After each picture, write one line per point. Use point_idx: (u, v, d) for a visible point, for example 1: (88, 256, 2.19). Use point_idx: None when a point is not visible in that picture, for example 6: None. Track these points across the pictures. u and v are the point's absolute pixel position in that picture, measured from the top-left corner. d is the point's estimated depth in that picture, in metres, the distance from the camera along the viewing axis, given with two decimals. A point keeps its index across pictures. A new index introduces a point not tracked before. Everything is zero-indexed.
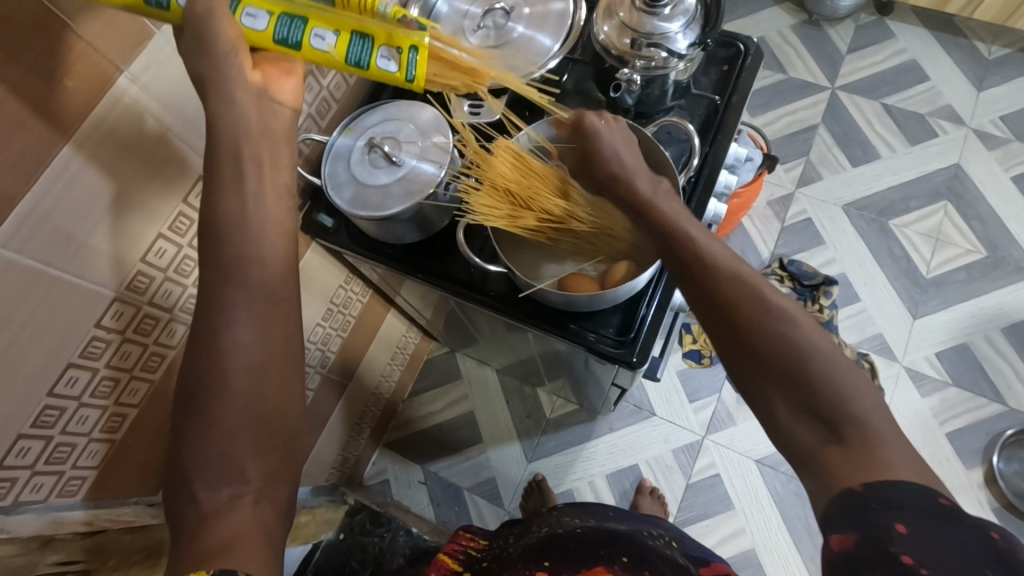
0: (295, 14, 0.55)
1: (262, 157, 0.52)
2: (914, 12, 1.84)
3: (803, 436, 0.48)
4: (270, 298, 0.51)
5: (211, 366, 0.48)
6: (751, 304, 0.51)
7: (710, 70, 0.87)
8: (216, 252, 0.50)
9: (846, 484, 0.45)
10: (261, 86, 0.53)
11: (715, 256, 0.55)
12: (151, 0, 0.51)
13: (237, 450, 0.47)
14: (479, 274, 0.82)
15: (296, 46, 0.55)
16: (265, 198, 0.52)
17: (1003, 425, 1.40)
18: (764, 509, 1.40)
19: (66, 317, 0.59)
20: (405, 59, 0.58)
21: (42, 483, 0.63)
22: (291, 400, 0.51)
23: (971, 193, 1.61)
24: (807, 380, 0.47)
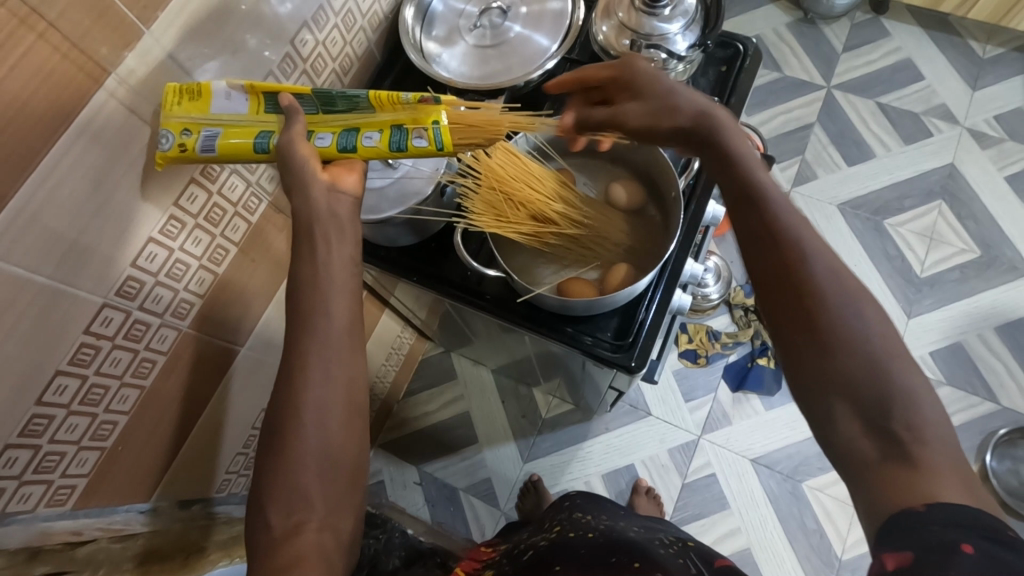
0: (349, 125, 0.62)
1: (330, 237, 0.57)
2: (909, 11, 1.84)
3: (854, 442, 0.47)
4: (335, 344, 0.55)
5: (287, 401, 0.53)
6: (830, 297, 0.50)
7: (709, 71, 0.86)
8: (291, 303, 0.56)
9: (904, 503, 0.43)
10: (331, 183, 0.59)
11: (802, 242, 0.53)
12: (257, 147, 0.61)
13: (304, 480, 0.52)
14: (476, 278, 0.81)
15: (354, 150, 0.62)
16: (333, 254, 0.56)
17: (996, 423, 1.41)
18: (759, 507, 1.41)
19: (53, 322, 0.58)
20: (433, 133, 0.61)
21: (30, 492, 0.62)
22: (353, 434, 0.55)
23: (965, 192, 1.62)
24: (869, 388, 0.47)
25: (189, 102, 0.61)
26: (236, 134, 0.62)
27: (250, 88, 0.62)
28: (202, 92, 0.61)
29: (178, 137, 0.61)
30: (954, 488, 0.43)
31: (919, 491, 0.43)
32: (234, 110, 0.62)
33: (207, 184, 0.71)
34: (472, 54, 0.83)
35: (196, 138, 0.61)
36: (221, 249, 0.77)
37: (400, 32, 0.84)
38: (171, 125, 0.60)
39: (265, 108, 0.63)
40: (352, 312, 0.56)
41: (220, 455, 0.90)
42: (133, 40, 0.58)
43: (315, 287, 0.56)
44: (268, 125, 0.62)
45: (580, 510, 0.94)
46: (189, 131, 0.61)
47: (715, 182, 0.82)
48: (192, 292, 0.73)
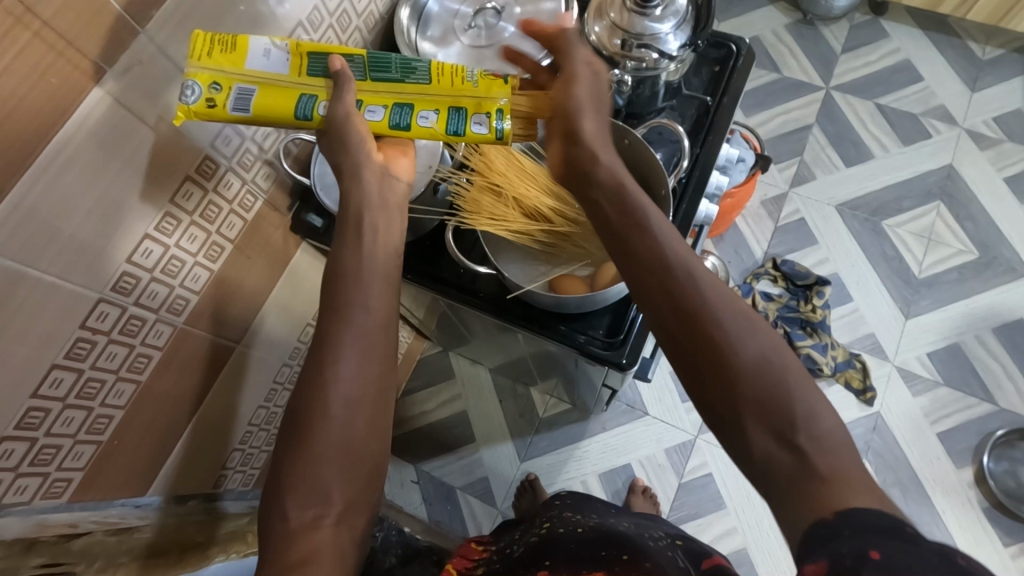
0: (404, 102, 0.65)
1: (377, 225, 0.61)
2: (908, 12, 1.84)
3: (770, 458, 0.45)
4: (371, 340, 0.56)
5: (314, 392, 0.53)
6: (722, 316, 0.49)
7: (702, 70, 0.87)
8: (334, 296, 0.57)
9: (820, 512, 0.41)
10: (383, 167, 0.64)
11: (687, 265, 0.52)
12: (300, 112, 0.63)
13: (324, 475, 0.51)
14: (469, 276, 0.82)
15: (407, 128, 0.65)
16: (376, 245, 0.60)
17: (993, 424, 1.41)
18: (755, 507, 1.41)
19: (50, 316, 0.58)
20: (494, 121, 0.66)
21: (26, 485, 0.62)
22: (376, 431, 0.55)
23: (963, 193, 1.62)
24: (776, 403, 0.45)
25: (224, 57, 0.62)
26: (272, 93, 0.63)
27: (293, 50, 0.64)
28: (241, 53, 0.62)
29: (205, 91, 0.60)
30: (862, 493, 0.41)
31: (827, 503, 0.41)
32: (273, 70, 0.63)
33: (202, 181, 0.73)
34: (467, 54, 0.83)
35: (227, 97, 0.61)
36: (217, 246, 0.77)
37: (396, 32, 0.84)
38: (198, 77, 0.60)
39: (308, 70, 0.64)
40: (388, 309, 0.58)
41: (216, 452, 0.90)
42: (129, 40, 0.58)
43: (356, 277, 0.58)
44: (310, 88, 0.64)
45: (570, 509, 0.94)
46: (219, 86, 0.61)
47: (708, 181, 0.82)
48: (188, 289, 0.74)
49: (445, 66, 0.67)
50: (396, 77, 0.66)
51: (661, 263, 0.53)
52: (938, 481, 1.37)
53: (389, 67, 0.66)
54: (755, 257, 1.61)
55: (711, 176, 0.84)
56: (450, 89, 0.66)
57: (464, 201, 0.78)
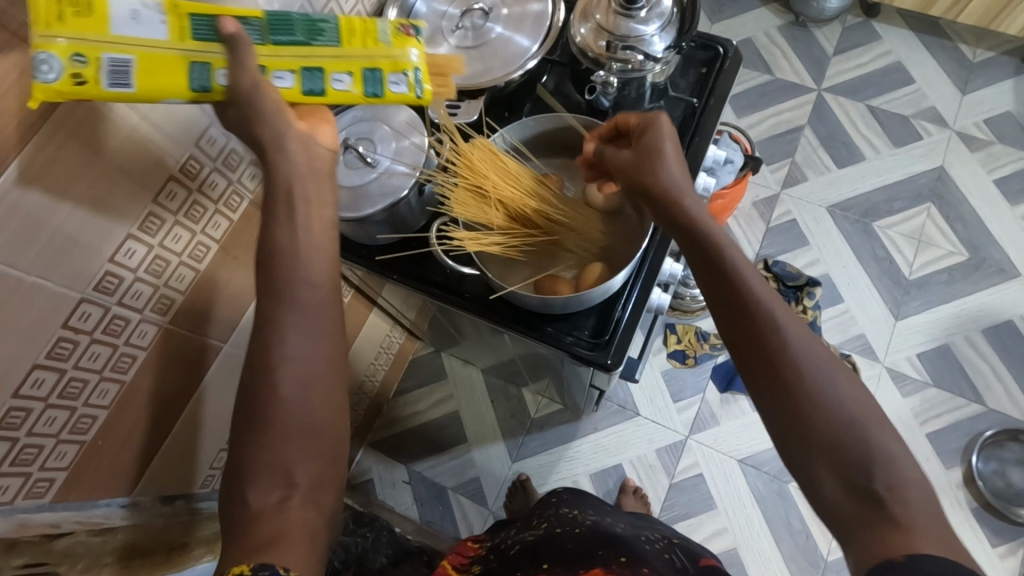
0: (312, 65, 0.61)
1: (308, 198, 0.57)
2: (899, 15, 1.84)
3: (839, 502, 0.48)
4: (318, 315, 0.54)
5: (264, 372, 0.52)
6: (804, 367, 0.51)
7: (689, 72, 0.87)
8: (271, 272, 0.54)
9: (890, 553, 0.44)
10: (306, 134, 0.58)
11: (773, 315, 0.53)
12: (195, 83, 0.55)
13: (286, 454, 0.50)
14: (455, 276, 0.82)
15: (322, 94, 0.61)
16: (311, 218, 0.56)
17: (982, 425, 1.42)
18: (746, 508, 1.41)
19: (31, 315, 0.58)
20: (413, 80, 0.65)
21: (8, 485, 0.62)
22: (339, 410, 0.54)
23: (954, 195, 1.63)
24: (854, 452, 0.48)
25: (81, 21, 0.51)
26: (153, 62, 0.54)
27: (170, 10, 0.56)
28: (102, 15, 0.52)
29: (67, 65, 0.50)
30: (930, 539, 0.45)
31: (897, 544, 0.45)
32: (149, 35, 0.54)
33: (186, 181, 0.72)
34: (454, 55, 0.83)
35: (98, 70, 0.52)
36: (202, 246, 0.77)
37: None
38: (54, 48, 0.50)
39: (193, 34, 0.56)
40: (332, 280, 0.56)
41: (203, 451, 0.90)
42: None
43: (294, 252, 0.55)
44: (200, 54, 0.56)
45: (567, 506, 0.93)
46: (84, 57, 0.51)
47: (694, 182, 0.83)
48: (173, 288, 0.74)
49: (353, 23, 0.64)
50: (301, 39, 0.61)
51: (749, 313, 0.54)
52: (927, 482, 1.38)
53: (292, 28, 0.61)
54: (747, 258, 1.61)
55: (698, 177, 0.85)
56: (362, 48, 0.63)
57: (451, 207, 0.76)
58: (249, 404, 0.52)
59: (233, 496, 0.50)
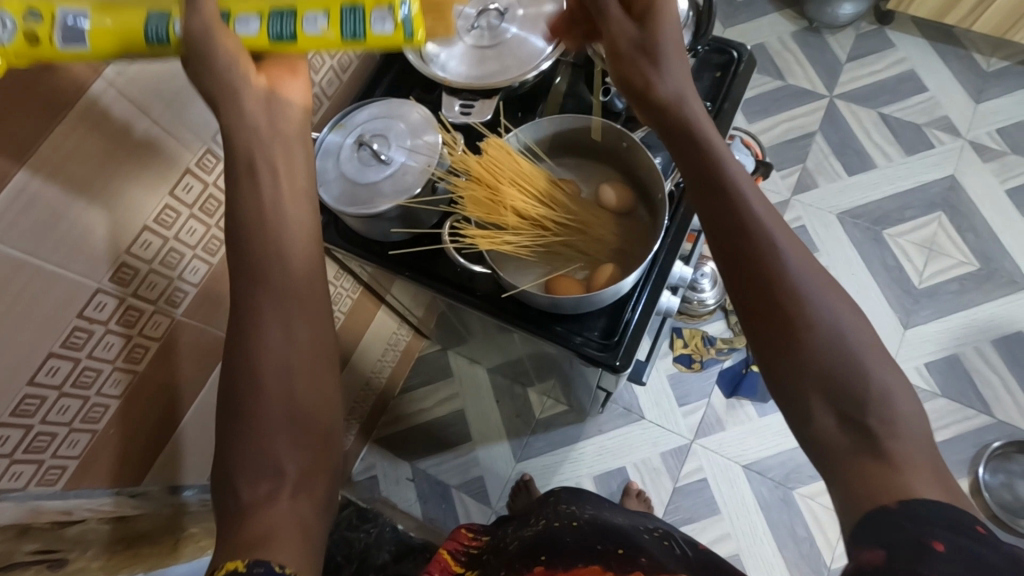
0: (285, 8, 0.54)
1: (276, 166, 0.55)
2: (914, 22, 1.84)
3: (829, 434, 0.48)
4: (293, 300, 0.53)
5: (245, 362, 0.51)
6: (803, 293, 0.50)
7: (703, 76, 0.87)
8: (244, 257, 0.53)
9: (880, 500, 0.44)
10: (268, 88, 0.56)
11: (773, 242, 0.52)
12: (148, 32, 0.52)
13: (276, 447, 0.50)
14: (466, 274, 0.83)
15: (291, 39, 0.54)
16: (281, 189, 0.55)
17: (991, 436, 1.41)
18: (750, 514, 1.41)
19: (50, 304, 0.59)
20: (399, 15, 0.54)
21: (21, 472, 0.63)
22: (325, 397, 0.54)
23: (965, 204, 1.62)
24: (841, 383, 0.47)
25: None
26: (110, 17, 0.52)
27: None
28: None
29: (20, 22, 0.49)
30: (932, 486, 0.44)
31: (891, 488, 0.44)
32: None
33: (203, 175, 0.73)
34: (469, 54, 0.84)
35: (51, 25, 0.50)
36: (217, 240, 0.78)
37: (400, 31, 0.85)
38: (7, 6, 0.49)
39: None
40: (309, 262, 0.55)
41: (212, 444, 0.91)
42: None
43: (268, 237, 0.54)
44: (157, 6, 0.53)
45: (565, 502, 0.92)
46: (35, 13, 0.50)
47: None
48: (187, 281, 0.75)
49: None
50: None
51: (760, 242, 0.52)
52: None
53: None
54: None
55: None
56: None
57: (466, 209, 0.77)
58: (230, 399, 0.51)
59: (225, 490, 0.49)
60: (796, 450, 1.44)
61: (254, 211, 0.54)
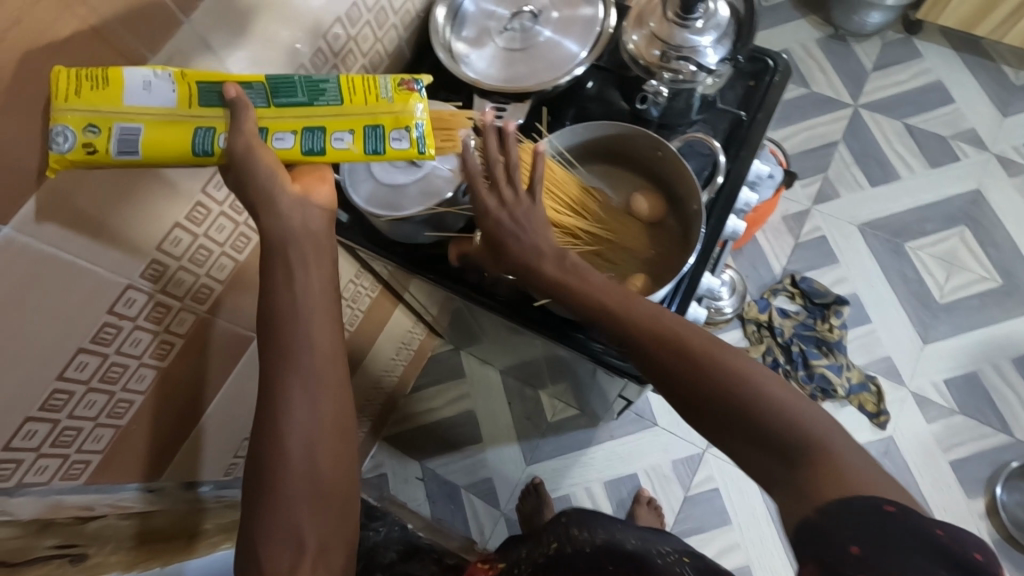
0: (314, 125, 0.59)
1: (307, 258, 0.58)
2: (941, 33, 1.81)
3: (761, 466, 0.52)
4: (320, 381, 0.58)
5: (271, 438, 0.56)
6: (689, 360, 0.55)
7: (736, 84, 0.86)
8: (272, 338, 0.57)
9: (804, 512, 0.47)
10: (301, 195, 0.58)
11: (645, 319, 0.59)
12: (198, 148, 0.54)
13: (296, 514, 0.56)
14: (491, 279, 0.82)
15: (321, 152, 0.59)
16: (312, 279, 0.58)
17: (1008, 456, 1.39)
18: (760, 525, 1.40)
19: (80, 300, 0.59)
20: (414, 135, 0.60)
21: (46, 466, 0.64)
22: (342, 468, 0.59)
23: (989, 219, 1.59)
24: (751, 421, 0.52)
25: (96, 94, 0.51)
26: (162, 129, 0.54)
27: (179, 79, 0.55)
28: (116, 86, 0.52)
29: (80, 135, 0.51)
30: (866, 483, 0.46)
31: (820, 494, 0.47)
32: (159, 104, 0.54)
33: (223, 185, 0.71)
34: (501, 56, 0.83)
35: (108, 139, 0.52)
36: (244, 238, 0.77)
37: (431, 31, 0.84)
38: (69, 120, 0.50)
39: (199, 100, 0.55)
40: (334, 344, 0.59)
41: (227, 440, 0.91)
42: (173, 27, 0.58)
43: (296, 318, 0.57)
44: (204, 119, 0.55)
45: (576, 524, 0.92)
46: (96, 127, 0.51)
47: (738, 197, 0.81)
48: (214, 278, 0.75)
49: (355, 80, 0.60)
50: (303, 99, 0.59)
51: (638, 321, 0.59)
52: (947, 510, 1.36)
53: (294, 90, 0.59)
54: (773, 272, 1.60)
55: (742, 192, 0.83)
56: (363, 105, 0.59)
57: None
58: (260, 468, 0.56)
59: (250, 557, 0.56)
60: None
61: (277, 297, 0.57)
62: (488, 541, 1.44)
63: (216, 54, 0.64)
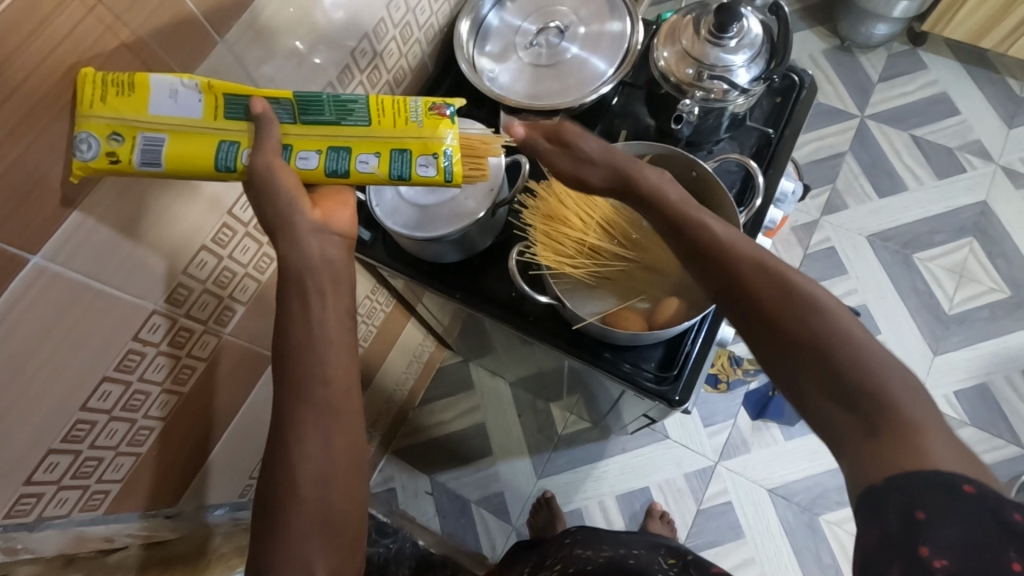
0: (341, 145, 0.58)
1: (325, 288, 0.56)
2: (947, 44, 1.82)
3: (834, 422, 0.47)
4: (331, 413, 0.55)
5: (283, 476, 0.54)
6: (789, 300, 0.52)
7: (763, 101, 0.85)
8: (286, 371, 0.55)
9: (870, 480, 0.43)
10: (320, 221, 0.57)
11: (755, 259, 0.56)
12: (220, 163, 0.53)
13: (307, 549, 0.53)
14: (519, 299, 0.81)
15: (345, 175, 0.58)
16: (323, 314, 0.56)
17: (1020, 468, 1.39)
18: (775, 539, 1.39)
19: (107, 328, 0.57)
20: (442, 163, 0.60)
21: (67, 498, 0.61)
22: (354, 502, 0.57)
23: (998, 230, 1.60)
24: (834, 368, 0.48)
25: (121, 101, 0.49)
26: (186, 141, 0.52)
27: (205, 88, 0.53)
28: (143, 94, 0.50)
29: (104, 144, 0.49)
30: (946, 458, 0.41)
31: (891, 462, 0.43)
32: (183, 115, 0.52)
33: (219, 249, 0.68)
34: (527, 72, 0.82)
35: (132, 148, 0.50)
36: (267, 258, 0.75)
37: (455, 45, 0.83)
38: (93, 128, 0.49)
39: (225, 112, 0.53)
40: (349, 375, 0.57)
41: (245, 463, 0.89)
42: (208, 49, 0.57)
43: (309, 347, 0.55)
44: (228, 132, 0.53)
45: (580, 545, 0.90)
46: (120, 135, 0.49)
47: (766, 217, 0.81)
48: (238, 300, 0.73)
49: (385, 102, 0.60)
50: (331, 118, 0.58)
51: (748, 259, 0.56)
52: None
53: (322, 107, 0.57)
54: None
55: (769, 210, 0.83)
56: (392, 129, 0.59)
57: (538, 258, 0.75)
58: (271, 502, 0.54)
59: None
60: (823, 475, 1.42)
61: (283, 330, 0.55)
62: (500, 557, 1.42)
63: (247, 72, 0.63)
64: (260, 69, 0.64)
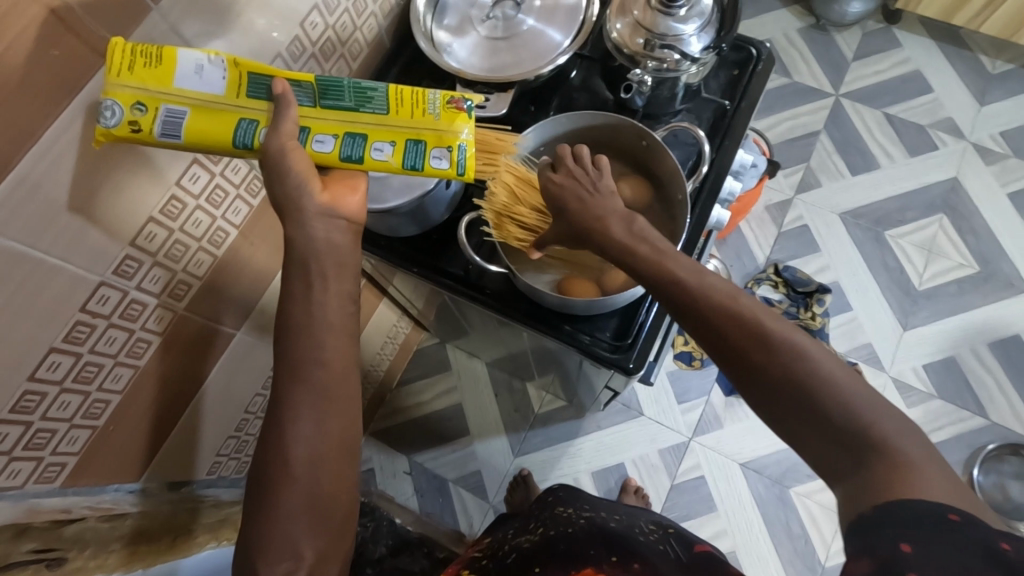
0: (357, 132, 0.59)
1: (327, 270, 0.57)
2: (920, 22, 1.82)
3: (820, 452, 0.49)
4: (330, 395, 0.56)
5: (274, 456, 0.55)
6: (758, 335, 0.52)
7: (720, 73, 0.86)
8: (285, 355, 0.56)
9: (860, 508, 0.44)
10: (329, 205, 0.57)
11: (714, 297, 0.56)
12: (238, 139, 0.56)
13: (293, 532, 0.54)
14: (476, 272, 0.81)
15: (359, 161, 0.60)
16: (330, 295, 0.57)
17: (986, 438, 1.42)
18: (746, 512, 1.41)
19: (49, 297, 0.57)
20: (456, 156, 0.61)
21: (20, 470, 0.62)
22: (343, 485, 0.57)
23: (967, 207, 1.62)
24: (819, 401, 0.49)
25: (149, 71, 0.53)
26: (207, 116, 0.56)
27: (231, 66, 0.56)
28: (171, 68, 0.54)
29: (127, 112, 0.53)
30: (935, 485, 0.43)
31: (893, 491, 0.43)
32: (206, 91, 0.56)
33: (168, 222, 0.68)
34: (483, 45, 0.82)
35: (155, 117, 0.54)
36: (222, 232, 0.76)
37: (412, 19, 0.83)
38: (118, 96, 0.52)
39: (248, 91, 0.57)
40: (346, 361, 0.58)
41: (214, 439, 0.91)
42: (141, 18, 0.57)
43: (311, 327, 0.56)
44: (249, 110, 0.57)
45: (562, 506, 0.93)
46: (143, 105, 0.53)
47: (722, 186, 0.82)
48: (190, 274, 0.74)
49: (404, 92, 0.61)
50: (350, 104, 0.60)
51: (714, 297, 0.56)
52: None
53: (341, 93, 0.59)
54: (757, 262, 1.61)
55: (726, 180, 0.84)
56: (408, 119, 0.60)
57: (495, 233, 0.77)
58: (262, 480, 0.55)
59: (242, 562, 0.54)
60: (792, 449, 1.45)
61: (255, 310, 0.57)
62: (477, 534, 1.45)
63: (189, 43, 0.63)
64: (201, 35, 0.64)
